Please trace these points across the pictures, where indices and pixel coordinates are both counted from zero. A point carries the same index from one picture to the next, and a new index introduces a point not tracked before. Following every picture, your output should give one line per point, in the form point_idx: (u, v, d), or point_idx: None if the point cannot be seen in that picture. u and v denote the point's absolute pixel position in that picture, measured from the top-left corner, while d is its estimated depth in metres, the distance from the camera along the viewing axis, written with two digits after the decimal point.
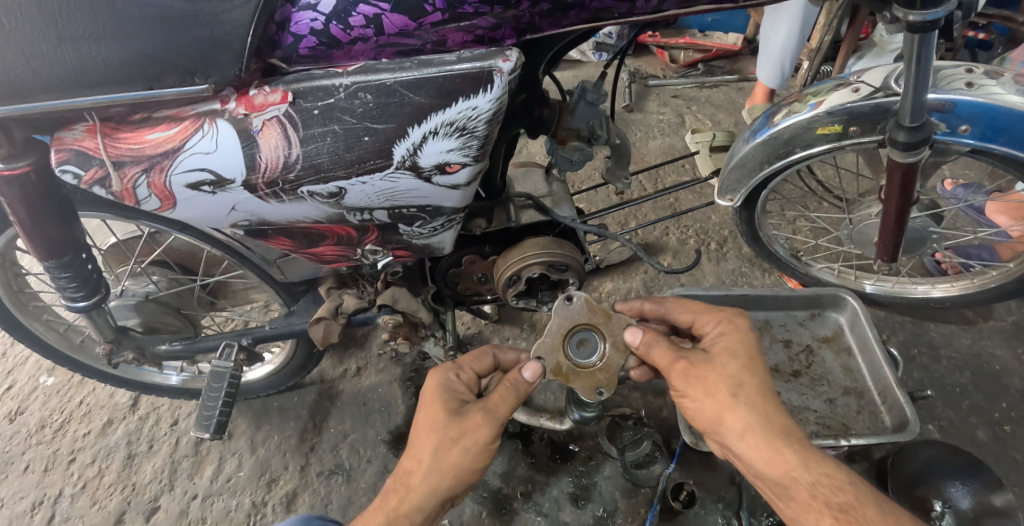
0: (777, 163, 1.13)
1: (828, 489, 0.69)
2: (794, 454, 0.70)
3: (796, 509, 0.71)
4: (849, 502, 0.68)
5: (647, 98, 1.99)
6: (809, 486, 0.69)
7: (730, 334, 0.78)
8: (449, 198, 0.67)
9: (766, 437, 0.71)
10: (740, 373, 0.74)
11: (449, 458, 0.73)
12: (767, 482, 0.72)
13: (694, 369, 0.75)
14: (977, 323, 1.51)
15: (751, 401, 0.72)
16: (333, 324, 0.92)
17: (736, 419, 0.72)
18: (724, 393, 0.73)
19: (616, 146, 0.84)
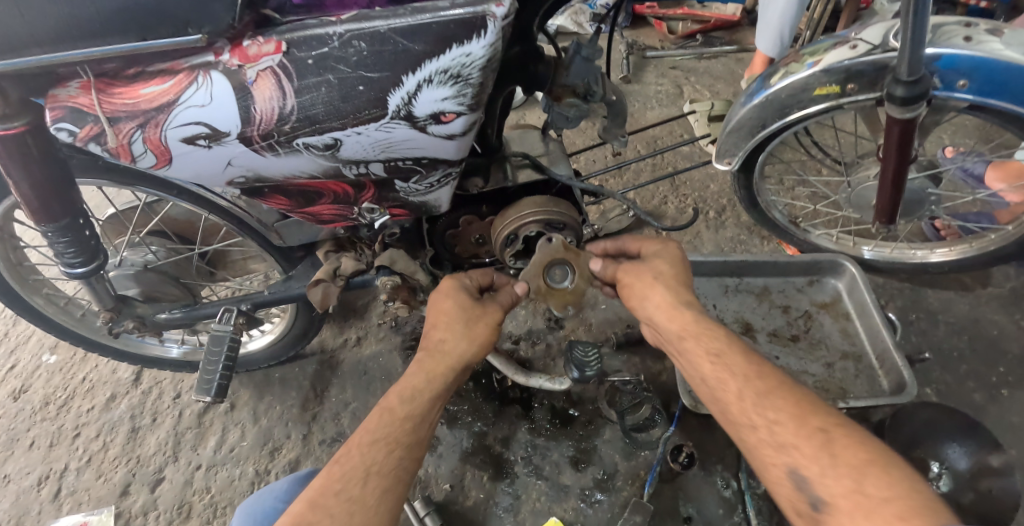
0: (774, 124, 1.13)
1: (734, 376, 0.76)
2: (708, 347, 0.79)
3: (694, 364, 0.80)
4: (748, 385, 0.74)
5: (645, 70, 1.97)
6: (717, 372, 0.77)
7: (667, 253, 0.89)
8: (444, 149, 0.67)
9: (681, 330, 0.82)
10: (665, 268, 0.87)
11: (477, 328, 0.89)
12: (672, 342, 0.83)
13: (632, 274, 0.88)
14: (975, 289, 1.52)
15: (676, 303, 0.84)
16: (332, 286, 0.93)
17: (661, 315, 0.84)
18: (655, 292, 0.85)
19: (612, 102, 0.83)
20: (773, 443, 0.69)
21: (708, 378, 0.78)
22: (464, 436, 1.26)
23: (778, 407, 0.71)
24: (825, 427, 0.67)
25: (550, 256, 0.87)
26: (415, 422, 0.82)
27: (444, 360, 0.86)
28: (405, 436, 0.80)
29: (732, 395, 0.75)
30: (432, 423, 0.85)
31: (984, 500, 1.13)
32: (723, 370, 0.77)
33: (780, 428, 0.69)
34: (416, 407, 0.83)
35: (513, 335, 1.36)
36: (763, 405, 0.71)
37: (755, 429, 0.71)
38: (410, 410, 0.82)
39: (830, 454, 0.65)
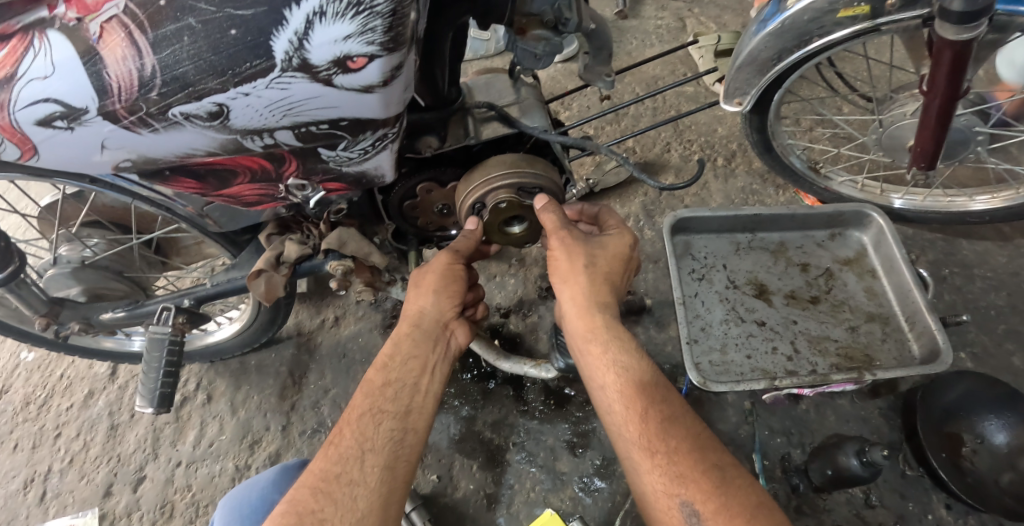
0: (794, 54, 0.96)
1: (640, 396, 0.69)
2: (619, 358, 0.72)
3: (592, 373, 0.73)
4: (654, 409, 0.68)
5: (643, 3, 1.76)
6: (623, 390, 0.70)
7: (614, 239, 0.77)
8: (364, 105, 0.53)
9: (596, 329, 0.73)
10: (599, 256, 0.75)
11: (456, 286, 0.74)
12: (574, 337, 0.75)
13: (565, 249, 0.73)
14: (1016, 239, 1.36)
15: (597, 302, 0.74)
16: (276, 276, 0.80)
17: (574, 309, 0.74)
18: (580, 281, 0.73)
19: (592, 32, 0.66)
20: (668, 475, 0.64)
21: (612, 390, 0.71)
22: (451, 422, 1.14)
23: (680, 437, 0.66)
24: (721, 466, 0.63)
25: (492, 215, 0.71)
26: (404, 392, 0.69)
27: (420, 324, 0.73)
28: (396, 407, 0.68)
29: (632, 415, 0.69)
30: (429, 389, 0.71)
31: None
32: (630, 390, 0.70)
33: (679, 460, 0.64)
34: (402, 374, 0.70)
35: (501, 307, 1.18)
36: (665, 432, 0.66)
37: (653, 456, 0.65)
38: (395, 376, 0.70)
39: (723, 494, 0.61)
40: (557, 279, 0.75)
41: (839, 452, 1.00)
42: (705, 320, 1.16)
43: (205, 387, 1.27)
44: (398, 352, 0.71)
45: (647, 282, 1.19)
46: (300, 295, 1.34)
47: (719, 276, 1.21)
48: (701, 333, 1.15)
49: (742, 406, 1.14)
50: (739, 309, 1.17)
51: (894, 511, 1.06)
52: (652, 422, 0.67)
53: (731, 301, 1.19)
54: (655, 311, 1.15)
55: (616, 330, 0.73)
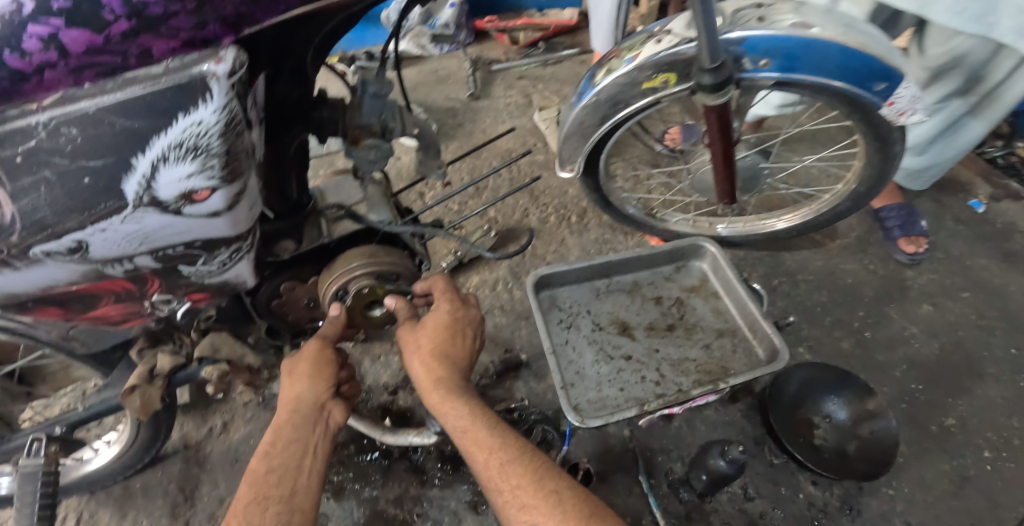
0: (604, 124, 1.15)
1: (487, 441, 0.77)
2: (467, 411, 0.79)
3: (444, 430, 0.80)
4: (499, 453, 0.76)
5: (492, 84, 1.97)
6: (473, 438, 0.77)
7: (444, 308, 0.84)
8: (215, 227, 0.59)
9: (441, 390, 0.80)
10: (434, 326, 0.83)
11: (326, 368, 0.76)
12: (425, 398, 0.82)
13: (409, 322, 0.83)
14: (826, 245, 1.64)
15: (443, 367, 0.81)
16: (151, 390, 0.80)
17: (424, 372, 0.81)
18: (426, 350, 0.82)
19: (419, 136, 0.78)
20: (516, 505, 0.72)
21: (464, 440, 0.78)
22: (353, 507, 1.14)
23: (521, 473, 0.74)
24: (557, 491, 0.72)
25: (351, 301, 0.77)
26: (287, 475, 0.69)
27: (298, 408, 0.74)
28: (281, 491, 0.68)
29: (483, 459, 0.76)
30: (314, 469, 0.71)
31: (867, 444, 1.22)
32: (478, 439, 0.77)
33: (521, 492, 0.73)
34: (284, 459, 0.70)
35: (389, 385, 1.23)
36: (508, 471, 0.75)
37: (501, 492, 0.74)
38: (278, 462, 0.70)
39: (558, 511, 0.70)
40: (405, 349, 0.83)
41: (709, 458, 1.11)
42: (579, 364, 1.28)
43: (86, 520, 1.19)
44: (280, 438, 0.72)
45: (523, 337, 1.29)
46: (183, 406, 1.30)
47: (586, 321, 1.35)
48: (576, 377, 1.26)
49: (622, 435, 1.24)
50: (606, 348, 1.31)
51: (770, 498, 1.21)
52: (498, 461, 0.75)
53: (599, 342, 1.32)
54: (532, 364, 1.25)
55: (457, 388, 0.80)
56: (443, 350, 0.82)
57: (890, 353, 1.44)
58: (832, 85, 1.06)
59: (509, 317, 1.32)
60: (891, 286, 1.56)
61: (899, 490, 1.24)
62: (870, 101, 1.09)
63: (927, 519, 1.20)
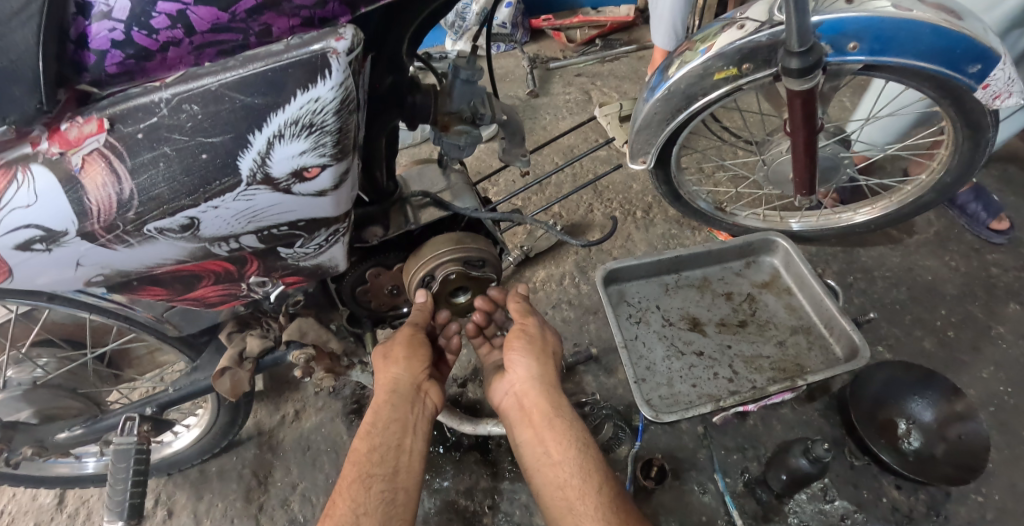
0: (679, 116, 1.12)
1: (592, 472, 0.72)
2: (574, 437, 0.75)
3: (538, 452, 0.75)
4: (604, 485, 0.70)
5: (551, 82, 1.96)
6: (577, 464, 0.72)
7: (550, 340, 0.85)
8: (319, 207, 0.60)
9: (548, 406, 0.78)
10: (543, 349, 0.83)
11: (420, 350, 0.75)
12: (525, 415, 0.79)
13: (533, 332, 0.83)
14: (904, 240, 1.56)
15: (555, 387, 0.80)
16: (240, 373, 0.82)
17: (535, 385, 0.79)
18: (545, 363, 0.81)
19: (505, 122, 0.77)
20: None
21: (567, 466, 0.73)
22: (425, 496, 1.09)
23: (622, 510, 0.68)
24: None
25: (439, 286, 0.76)
26: (389, 453, 0.68)
27: (396, 389, 0.73)
28: (384, 469, 0.66)
29: (587, 488, 0.70)
30: (413, 449, 0.69)
31: (956, 448, 1.15)
32: (588, 464, 0.72)
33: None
34: (386, 438, 0.68)
35: (458, 378, 1.21)
36: (611, 505, 0.68)
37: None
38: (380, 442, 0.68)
39: None
40: (522, 351, 0.81)
41: (789, 456, 1.05)
42: (650, 360, 1.24)
43: (165, 501, 1.22)
44: (379, 418, 0.70)
45: (590, 333, 1.27)
46: (257, 393, 1.33)
47: (655, 316, 1.31)
48: (647, 372, 1.22)
49: (696, 431, 1.16)
50: (677, 343, 1.27)
51: (851, 501, 1.14)
52: (596, 492, 0.69)
53: (670, 338, 1.28)
54: (602, 358, 1.22)
55: (562, 410, 0.77)
56: (551, 373, 0.81)
57: (978, 353, 1.36)
58: (918, 67, 1.00)
59: (576, 312, 1.30)
60: (976, 284, 1.48)
61: (989, 498, 1.15)
62: (964, 85, 1.02)
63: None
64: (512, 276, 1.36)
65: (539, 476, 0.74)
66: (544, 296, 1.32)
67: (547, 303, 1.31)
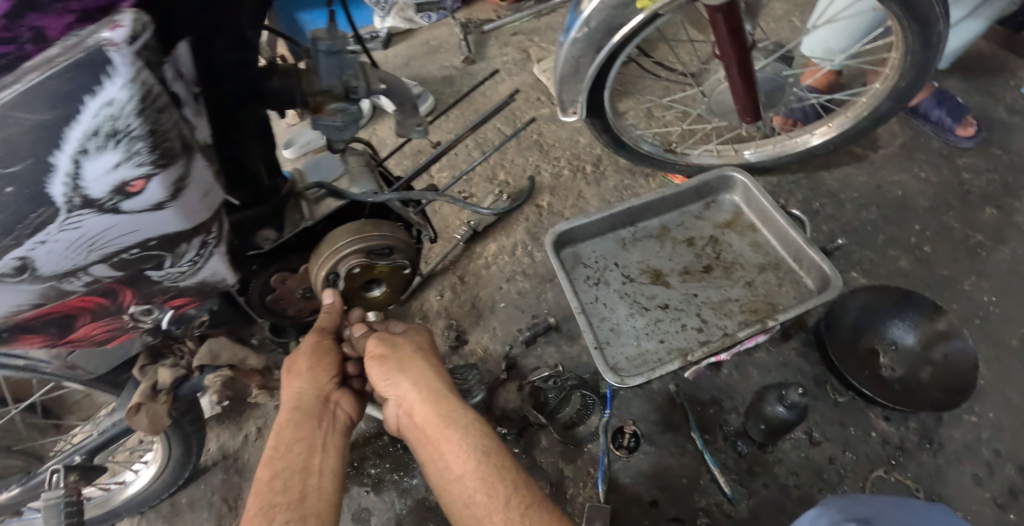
0: (601, 53, 1.00)
1: (502, 482, 0.64)
2: (476, 447, 0.66)
3: (439, 470, 0.66)
4: (515, 494, 0.63)
5: (486, 45, 1.86)
6: (484, 478, 0.64)
7: (418, 341, 0.73)
8: (165, 221, 0.53)
9: (435, 422, 0.67)
10: (414, 355, 0.71)
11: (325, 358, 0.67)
12: (418, 432, 0.69)
13: (389, 343, 0.70)
14: (869, 158, 1.49)
15: (441, 393, 0.69)
16: (157, 406, 0.76)
17: (417, 401, 0.68)
18: (420, 372, 0.70)
19: (391, 94, 0.69)
20: None
21: (472, 480, 0.64)
22: (395, 498, 1.04)
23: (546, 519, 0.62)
24: None
25: (346, 284, 0.70)
26: (295, 478, 0.59)
27: (299, 406, 0.64)
28: (287, 497, 0.57)
29: (496, 502, 0.63)
30: (324, 467, 0.61)
31: (942, 370, 1.11)
32: (494, 473, 0.65)
33: None
34: (288, 461, 0.60)
35: None
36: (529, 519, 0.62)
37: None
38: (281, 467, 0.59)
39: None
40: (389, 370, 0.69)
41: (765, 404, 1.01)
42: (613, 320, 1.18)
43: None
44: (280, 442, 0.61)
45: (548, 301, 1.21)
46: (217, 416, 1.27)
47: (614, 274, 1.24)
48: (612, 334, 1.16)
49: (668, 390, 1.12)
50: (640, 299, 1.21)
51: (839, 440, 1.10)
52: (509, 506, 0.62)
53: (632, 295, 1.22)
54: (562, 327, 1.16)
55: (454, 419, 0.68)
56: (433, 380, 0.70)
57: (956, 266, 1.31)
58: None
59: (532, 282, 1.23)
60: (949, 193, 1.42)
61: (983, 417, 1.11)
62: None
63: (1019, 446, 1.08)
64: (463, 255, 1.28)
65: (446, 495, 0.66)
66: (497, 270, 1.25)
67: (501, 277, 1.24)
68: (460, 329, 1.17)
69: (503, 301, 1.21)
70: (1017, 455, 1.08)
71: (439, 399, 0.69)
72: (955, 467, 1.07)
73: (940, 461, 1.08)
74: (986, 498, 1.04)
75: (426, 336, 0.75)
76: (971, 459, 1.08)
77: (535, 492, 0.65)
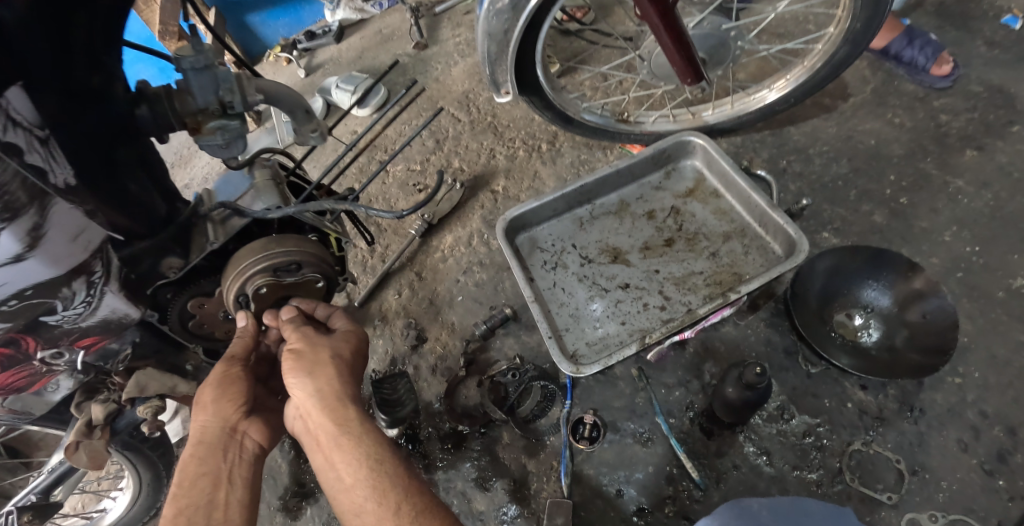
0: (521, 18, 0.93)
1: (394, 490, 0.62)
2: (371, 455, 0.64)
3: (331, 475, 0.64)
4: (407, 502, 0.62)
5: (439, 27, 1.80)
6: (374, 486, 0.62)
7: (337, 343, 0.69)
8: (32, 269, 0.51)
9: (334, 429, 0.65)
10: (324, 357, 0.67)
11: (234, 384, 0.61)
12: (314, 438, 0.66)
13: (311, 341, 0.67)
14: (839, 107, 1.44)
15: (344, 399, 0.66)
16: (94, 443, 0.76)
17: (317, 406, 0.65)
18: (326, 377, 0.66)
19: (278, 103, 0.65)
20: None
21: (363, 488, 0.62)
22: None
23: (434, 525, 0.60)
24: None
25: (259, 305, 0.68)
26: (198, 515, 0.56)
27: (203, 438, 0.60)
28: None
29: (385, 510, 0.61)
30: (231, 500, 0.58)
31: (920, 332, 1.07)
32: (387, 481, 0.63)
33: None
34: (193, 496, 0.57)
35: (378, 372, 1.14)
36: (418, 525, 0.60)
37: None
38: (185, 503, 0.56)
39: None
40: (298, 373, 0.66)
41: (727, 386, 0.98)
42: (573, 305, 1.16)
43: None
44: (183, 478, 0.58)
45: (506, 291, 1.18)
46: None
47: (573, 257, 1.22)
48: (571, 320, 1.14)
49: (630, 374, 1.10)
50: (600, 281, 1.18)
51: (813, 414, 1.08)
52: (399, 512, 0.61)
53: (590, 278, 1.19)
54: (519, 316, 1.14)
55: (353, 425, 0.65)
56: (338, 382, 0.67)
57: (935, 216, 1.27)
58: None
59: (489, 271, 1.21)
60: (924, 138, 1.36)
61: (967, 377, 1.08)
62: None
63: (1007, 405, 1.05)
64: (420, 249, 1.26)
65: (339, 502, 0.64)
66: (454, 263, 1.22)
67: (457, 269, 1.21)
68: (421, 328, 1.16)
69: (461, 294, 1.19)
70: (1004, 415, 1.05)
71: (342, 404, 0.66)
72: (939, 433, 1.04)
73: (922, 429, 1.05)
74: (973, 465, 1.02)
75: (354, 337, 0.72)
76: (957, 424, 1.05)
77: (427, 497, 0.63)
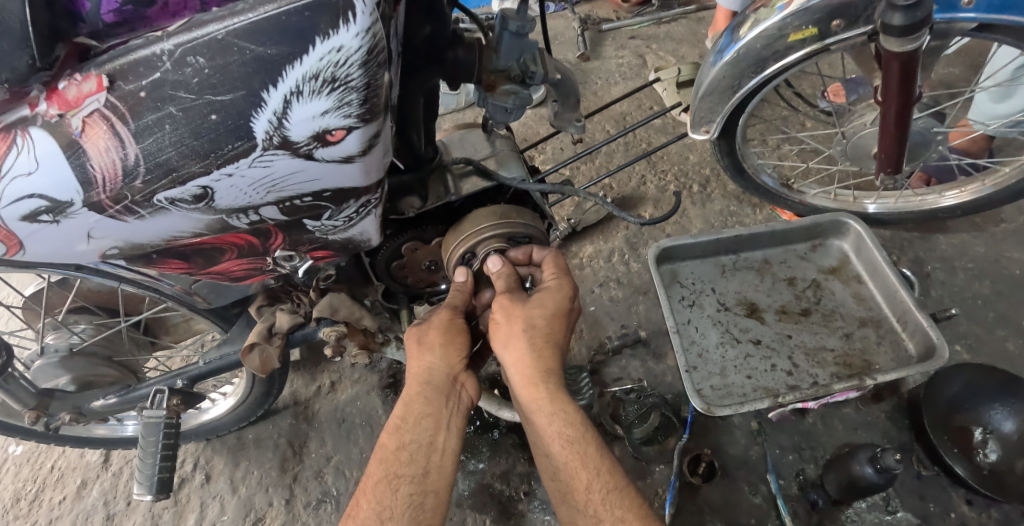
0: (753, 79, 0.96)
1: (587, 464, 0.67)
2: (569, 428, 0.68)
3: (533, 434, 0.70)
4: (599, 479, 0.66)
5: (603, 44, 1.83)
6: (570, 456, 0.67)
7: (535, 309, 0.69)
8: (346, 175, 0.54)
9: (537, 398, 0.69)
10: (525, 327, 0.68)
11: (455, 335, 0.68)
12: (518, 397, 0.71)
13: (510, 312, 0.68)
14: (988, 228, 1.39)
15: (544, 370, 0.69)
16: (270, 349, 0.79)
17: (519, 375, 0.69)
18: (526, 347, 0.68)
19: (558, 82, 0.67)
20: None
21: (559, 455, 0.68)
22: (459, 478, 1.05)
23: (625, 506, 0.64)
24: None
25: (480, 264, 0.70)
26: (419, 452, 0.64)
27: (429, 381, 0.67)
28: (412, 470, 0.63)
29: (580, 481, 0.66)
30: (446, 447, 0.65)
31: None
32: (578, 456, 0.67)
33: None
34: (416, 434, 0.65)
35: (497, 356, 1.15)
36: (609, 502, 0.65)
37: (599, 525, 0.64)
38: (409, 438, 0.65)
39: None
40: (501, 341, 0.69)
41: (852, 462, 0.96)
42: (702, 345, 1.16)
43: (203, 466, 1.20)
44: (409, 413, 0.66)
45: (639, 314, 1.19)
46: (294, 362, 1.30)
47: (709, 300, 1.21)
48: (698, 360, 1.14)
49: (749, 427, 1.09)
50: (733, 330, 1.18)
51: (916, 514, 1.03)
52: (592, 485, 0.66)
53: (724, 324, 1.19)
54: (651, 342, 1.15)
55: (554, 396, 0.69)
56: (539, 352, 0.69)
57: None
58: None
59: (625, 291, 1.22)
60: None
61: None
62: None
63: None
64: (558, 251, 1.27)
65: (538, 454, 0.71)
66: (591, 273, 1.24)
67: (593, 282, 1.23)
68: None
69: (593, 305, 1.20)
70: None
71: (544, 373, 0.69)
72: None
73: None
74: None
75: (556, 298, 0.70)
76: None
77: (618, 476, 0.67)
